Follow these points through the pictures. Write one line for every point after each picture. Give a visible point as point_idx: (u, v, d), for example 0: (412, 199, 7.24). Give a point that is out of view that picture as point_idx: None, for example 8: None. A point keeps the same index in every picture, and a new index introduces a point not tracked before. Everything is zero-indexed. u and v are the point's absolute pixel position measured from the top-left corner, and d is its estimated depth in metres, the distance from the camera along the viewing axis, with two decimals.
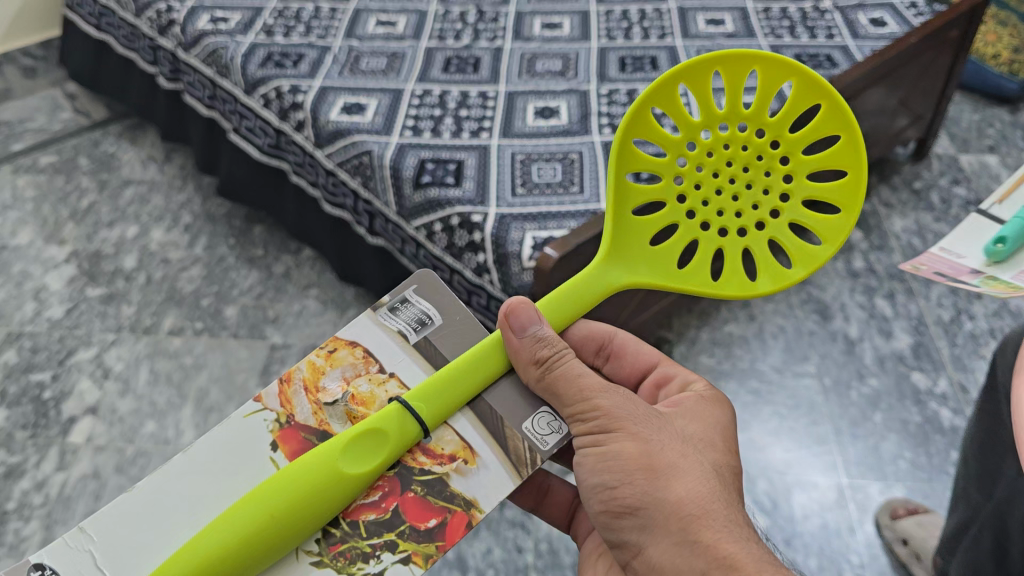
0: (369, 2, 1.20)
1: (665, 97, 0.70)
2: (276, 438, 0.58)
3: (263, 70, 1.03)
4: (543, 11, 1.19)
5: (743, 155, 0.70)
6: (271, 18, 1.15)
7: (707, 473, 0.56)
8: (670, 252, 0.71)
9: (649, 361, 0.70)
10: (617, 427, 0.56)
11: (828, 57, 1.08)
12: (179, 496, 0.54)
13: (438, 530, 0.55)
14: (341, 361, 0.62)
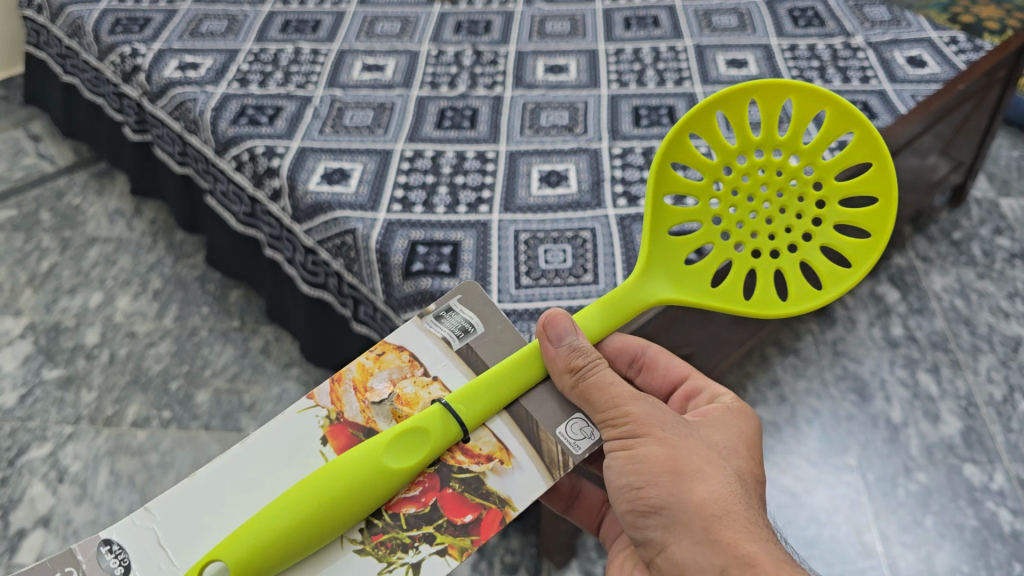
0: (354, 43, 1.09)
1: (703, 121, 0.65)
2: (325, 433, 0.54)
3: (237, 128, 0.92)
4: (547, 53, 1.08)
5: (777, 181, 0.65)
6: (246, 63, 1.04)
7: (733, 481, 0.53)
8: (705, 275, 0.67)
9: (680, 373, 0.65)
10: (643, 430, 0.53)
11: (865, 104, 0.97)
12: (239, 483, 0.51)
13: (473, 525, 0.51)
14: (386, 364, 0.57)
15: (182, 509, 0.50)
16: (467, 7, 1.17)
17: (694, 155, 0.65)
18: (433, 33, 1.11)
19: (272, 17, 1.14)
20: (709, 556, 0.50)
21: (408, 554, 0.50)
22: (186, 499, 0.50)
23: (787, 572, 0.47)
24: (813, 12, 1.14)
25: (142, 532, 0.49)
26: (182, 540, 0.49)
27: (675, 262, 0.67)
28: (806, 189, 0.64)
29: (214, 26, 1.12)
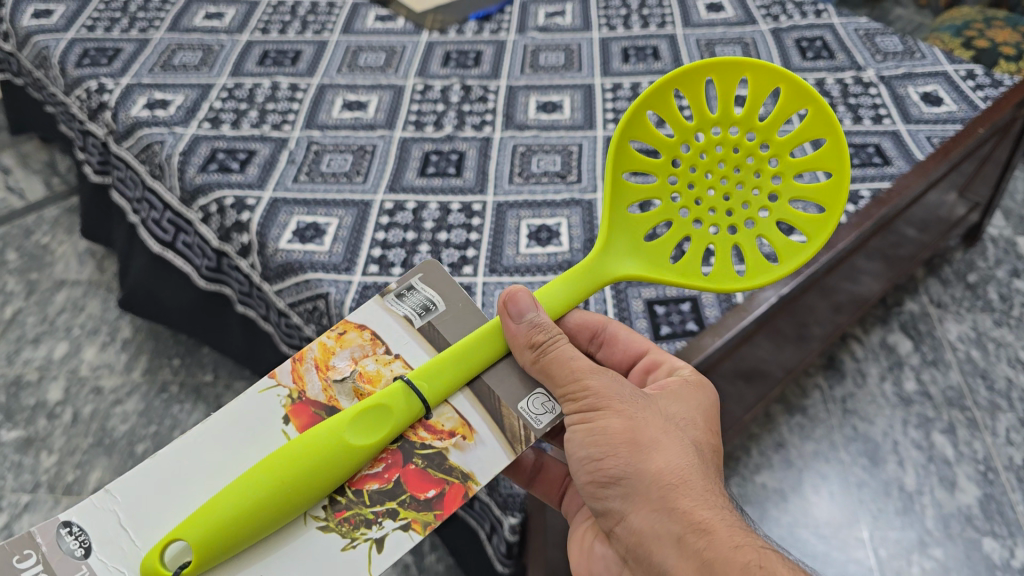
0: (336, 77, 1.03)
1: (660, 100, 0.68)
2: (288, 412, 0.56)
3: (206, 174, 0.87)
4: (540, 89, 1.02)
5: (733, 157, 0.69)
6: (219, 100, 0.98)
7: (688, 452, 0.55)
8: (667, 248, 0.70)
9: (637, 349, 0.67)
10: (603, 404, 0.55)
11: (878, 147, 0.91)
12: (200, 463, 0.53)
13: (435, 499, 0.54)
14: (348, 343, 0.61)
15: (142, 491, 0.52)
16: (455, 36, 1.11)
17: (653, 133, 0.69)
18: (419, 67, 1.05)
19: (250, 47, 1.08)
20: (667, 523, 0.52)
21: (372, 529, 0.52)
22: (145, 480, 0.52)
23: (740, 537, 0.50)
24: (821, 42, 1.08)
25: (103, 514, 0.51)
26: (142, 521, 0.51)
27: (636, 235, 0.70)
28: (760, 165, 0.68)
29: (187, 57, 1.06)
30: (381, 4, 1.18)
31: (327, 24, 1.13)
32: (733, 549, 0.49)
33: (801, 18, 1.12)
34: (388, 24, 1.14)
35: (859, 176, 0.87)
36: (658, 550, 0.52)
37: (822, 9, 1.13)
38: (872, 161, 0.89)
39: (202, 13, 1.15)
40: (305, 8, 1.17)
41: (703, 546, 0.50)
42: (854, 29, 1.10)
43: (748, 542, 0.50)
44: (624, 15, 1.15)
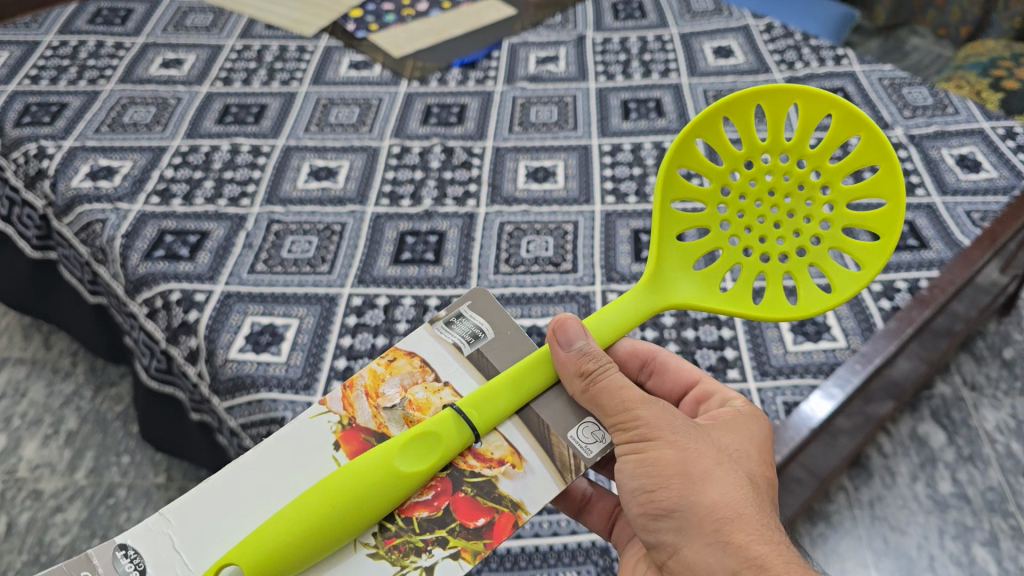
0: (305, 138, 0.92)
1: (706, 125, 0.61)
2: (338, 439, 0.52)
3: (151, 263, 0.77)
4: (530, 151, 0.91)
5: (786, 186, 0.61)
6: (171, 167, 0.87)
7: (746, 485, 0.50)
8: (713, 281, 0.63)
9: (689, 379, 0.63)
10: (654, 431, 0.50)
11: (912, 225, 0.81)
12: (253, 487, 0.49)
13: (485, 527, 0.48)
14: (398, 369, 0.56)
15: (198, 513, 0.48)
16: (437, 87, 1.01)
17: (699, 161, 0.62)
18: (396, 125, 0.94)
19: (210, 100, 0.98)
20: (721, 560, 0.47)
21: (422, 557, 0.47)
22: (202, 503, 0.48)
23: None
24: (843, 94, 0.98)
25: (157, 538, 0.47)
26: (197, 547, 0.47)
27: (680, 270, 0.64)
28: (816, 196, 0.61)
29: (139, 114, 0.95)
30: (356, 49, 1.07)
31: (296, 73, 1.03)
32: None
33: (818, 65, 1.02)
34: (363, 71, 1.03)
35: (892, 262, 0.76)
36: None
37: (842, 54, 1.04)
38: (906, 243, 0.79)
39: (158, 60, 1.04)
40: (272, 54, 1.06)
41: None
42: (877, 78, 1.00)
43: None
44: (623, 61, 1.05)
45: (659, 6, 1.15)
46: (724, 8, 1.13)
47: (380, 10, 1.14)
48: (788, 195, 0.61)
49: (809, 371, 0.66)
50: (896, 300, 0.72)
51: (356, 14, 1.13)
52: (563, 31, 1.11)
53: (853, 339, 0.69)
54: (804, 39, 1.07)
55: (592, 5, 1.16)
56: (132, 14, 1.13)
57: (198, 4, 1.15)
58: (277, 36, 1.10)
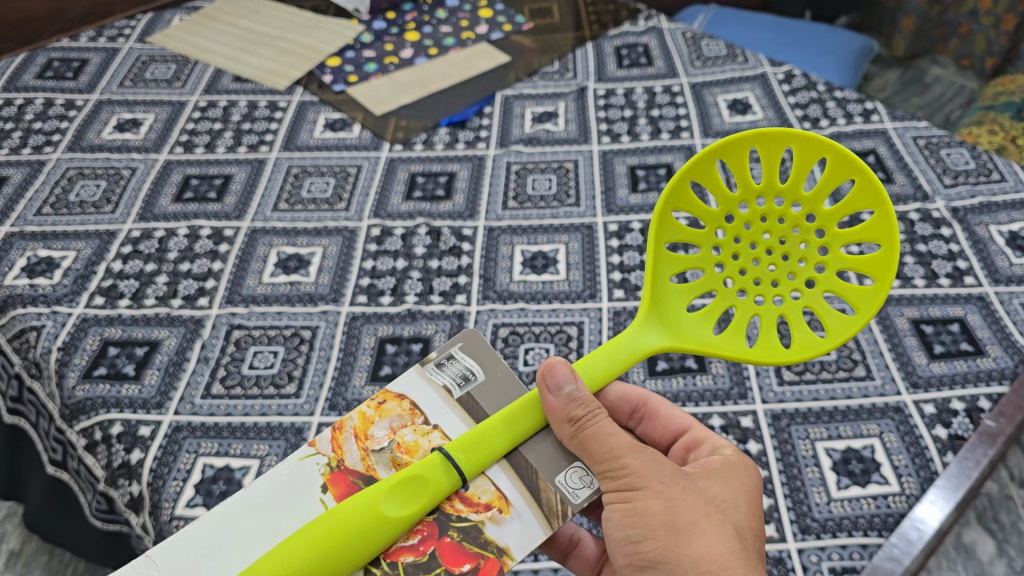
0: (274, 219, 0.82)
1: (700, 170, 0.64)
2: (326, 481, 0.54)
3: (90, 384, 0.66)
4: (527, 232, 0.81)
5: (779, 229, 0.64)
6: (120, 258, 0.77)
7: (732, 537, 0.51)
8: (710, 321, 0.65)
9: (678, 426, 0.61)
10: (641, 481, 0.51)
11: (963, 323, 0.72)
12: (240, 530, 0.51)
13: (470, 573, 0.49)
14: (387, 413, 0.58)
15: (184, 553, 0.50)
16: (422, 151, 0.91)
17: (693, 203, 0.65)
18: (376, 201, 0.84)
19: (168, 171, 0.87)
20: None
21: None
22: (187, 542, 0.50)
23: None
24: (874, 158, 0.89)
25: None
26: None
27: (678, 309, 0.65)
28: (809, 238, 0.63)
29: (87, 190, 0.84)
30: (332, 106, 0.97)
31: (266, 135, 0.93)
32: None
33: (845, 123, 0.93)
34: (340, 133, 0.93)
35: (946, 373, 0.68)
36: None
37: (870, 109, 0.95)
38: (959, 348, 0.70)
39: (113, 121, 0.94)
40: (239, 112, 0.96)
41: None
42: (911, 137, 0.91)
43: None
44: (628, 117, 0.95)
45: (666, 52, 1.05)
46: (738, 53, 1.03)
47: (360, 58, 1.04)
48: (781, 239, 0.64)
49: (860, 526, 0.58)
50: (953, 426, 0.64)
51: (334, 62, 1.03)
52: (561, 81, 1.01)
53: (908, 484, 0.60)
54: (828, 91, 0.97)
55: (593, 50, 1.06)
56: (86, 65, 1.02)
57: (161, 52, 1.05)
58: (246, 91, 0.99)
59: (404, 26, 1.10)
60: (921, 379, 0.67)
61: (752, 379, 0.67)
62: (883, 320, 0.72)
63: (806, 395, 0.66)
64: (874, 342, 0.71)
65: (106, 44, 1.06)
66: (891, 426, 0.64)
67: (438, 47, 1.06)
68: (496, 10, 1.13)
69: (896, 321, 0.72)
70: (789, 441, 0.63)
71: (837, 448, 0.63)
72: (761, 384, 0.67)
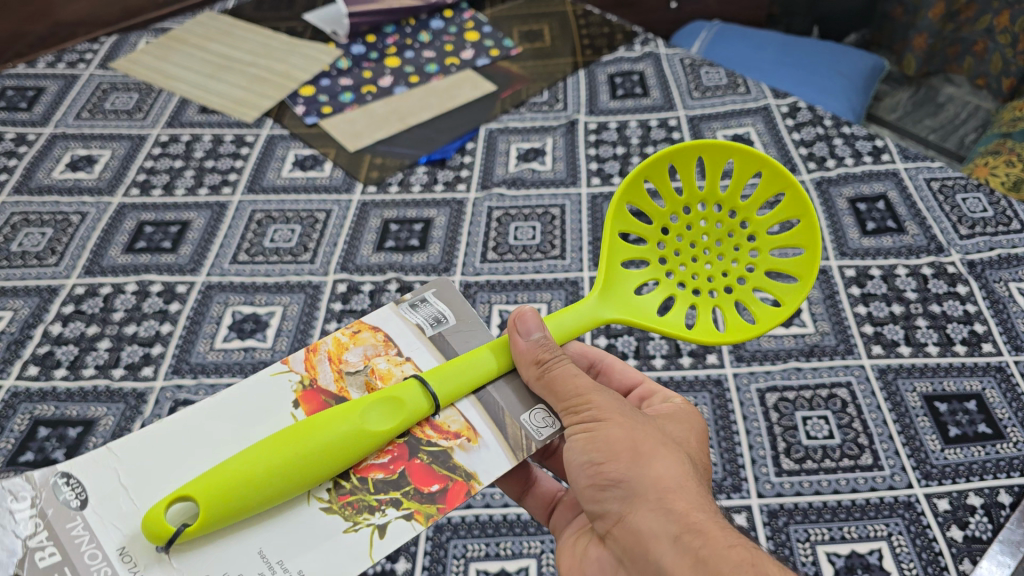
0: (233, 275, 0.76)
1: (653, 166, 0.61)
2: (298, 397, 0.53)
3: (14, 472, 0.60)
4: (506, 289, 0.74)
5: (721, 233, 0.61)
6: (61, 324, 0.71)
7: (690, 465, 0.49)
8: (645, 312, 0.61)
9: (635, 377, 0.62)
10: (603, 412, 0.50)
11: (979, 400, 0.64)
12: (206, 434, 0.50)
13: (439, 493, 0.49)
14: (361, 341, 0.57)
15: (145, 451, 0.49)
16: (397, 194, 0.84)
17: (643, 199, 0.61)
18: (344, 253, 0.78)
19: (122, 217, 0.81)
20: (661, 525, 0.46)
21: (374, 516, 0.48)
22: (151, 441, 0.50)
23: (733, 538, 0.44)
24: (884, 204, 0.80)
25: (102, 470, 0.48)
26: (142, 481, 0.48)
27: (620, 301, 0.61)
28: (744, 243, 0.60)
29: (31, 239, 0.79)
30: (303, 140, 0.90)
31: (230, 174, 0.86)
32: (725, 547, 0.43)
33: (854, 162, 0.85)
34: (310, 172, 0.86)
35: (962, 463, 0.60)
36: (652, 552, 0.46)
37: (881, 146, 0.87)
38: (976, 431, 0.62)
39: (66, 158, 0.88)
40: (203, 147, 0.90)
41: (698, 544, 0.44)
42: (925, 179, 0.82)
43: (747, 545, 0.43)
44: (620, 155, 0.88)
45: (663, 81, 0.98)
46: (740, 83, 0.96)
47: (336, 86, 0.97)
48: (720, 241, 0.61)
49: None
50: (970, 527, 0.56)
51: (308, 91, 0.96)
52: (551, 113, 0.94)
53: None
54: (836, 126, 0.89)
55: (585, 78, 0.99)
56: (42, 94, 0.96)
57: (124, 79, 0.99)
58: (212, 123, 0.93)
59: (385, 50, 1.03)
60: (933, 469, 0.60)
61: (747, 469, 0.60)
62: (891, 396, 0.64)
63: (806, 488, 0.59)
64: (883, 420, 0.63)
65: (65, 70, 1.00)
66: (901, 527, 0.56)
67: (419, 74, 0.99)
68: (483, 32, 1.06)
69: (906, 399, 0.64)
70: (786, 544, 0.56)
71: (839, 553, 0.56)
72: (758, 475, 0.60)
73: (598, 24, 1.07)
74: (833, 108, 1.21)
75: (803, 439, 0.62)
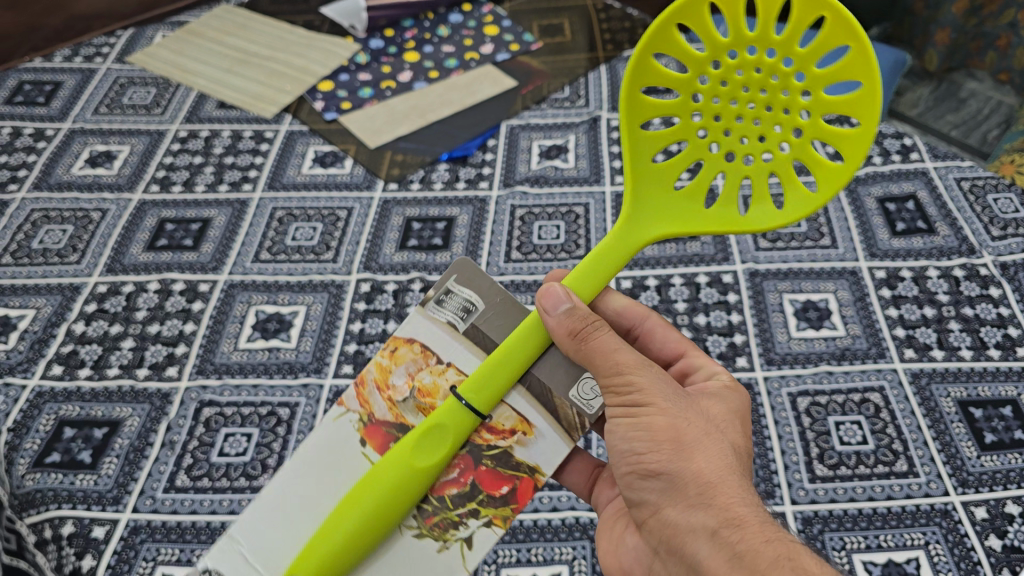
0: (254, 273, 0.75)
1: (693, 8, 0.52)
2: (362, 436, 0.52)
3: (41, 473, 0.60)
4: (531, 289, 0.73)
5: (764, 87, 0.52)
6: (82, 323, 0.70)
7: (732, 455, 0.46)
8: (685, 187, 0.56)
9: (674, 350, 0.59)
10: (646, 393, 0.47)
11: (1015, 406, 0.63)
12: (307, 492, 0.50)
13: (510, 494, 0.50)
14: (401, 359, 0.54)
15: (261, 524, 0.49)
16: (419, 191, 0.83)
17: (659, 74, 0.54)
18: (367, 251, 0.77)
19: (142, 213, 0.81)
20: (699, 520, 0.43)
21: (460, 530, 0.49)
22: (262, 512, 0.49)
23: (776, 533, 0.41)
24: (913, 205, 0.79)
25: (229, 555, 0.49)
26: (268, 556, 0.48)
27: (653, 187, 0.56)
28: (789, 94, 0.51)
29: (52, 236, 0.78)
30: (323, 136, 0.89)
31: (250, 171, 0.86)
32: (765, 544, 0.40)
33: (882, 162, 0.84)
34: (331, 169, 0.85)
35: (998, 470, 0.59)
36: (687, 547, 0.43)
37: (910, 144, 0.85)
38: (1013, 438, 0.61)
39: (85, 154, 0.87)
40: (223, 143, 0.89)
41: (736, 541, 0.41)
42: (955, 179, 0.81)
43: (788, 543, 0.40)
44: None
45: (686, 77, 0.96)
46: None
47: (355, 81, 0.96)
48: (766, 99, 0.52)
49: None
50: (1009, 536, 0.55)
51: (326, 87, 0.95)
52: (572, 109, 0.93)
53: None
54: None
55: (607, 73, 0.98)
56: (59, 89, 0.96)
57: (142, 74, 0.98)
58: (230, 119, 0.92)
59: (403, 45, 1.02)
60: (970, 476, 0.59)
61: (780, 475, 0.60)
62: (925, 401, 0.64)
63: (841, 495, 0.58)
64: (917, 427, 0.62)
65: (83, 65, 0.99)
66: (937, 535, 0.56)
67: (439, 69, 0.98)
68: (502, 27, 1.05)
69: (940, 404, 0.63)
70: (821, 552, 0.56)
71: (875, 562, 0.55)
72: (791, 481, 0.59)
73: (618, 18, 1.06)
74: None
75: (837, 445, 0.61)
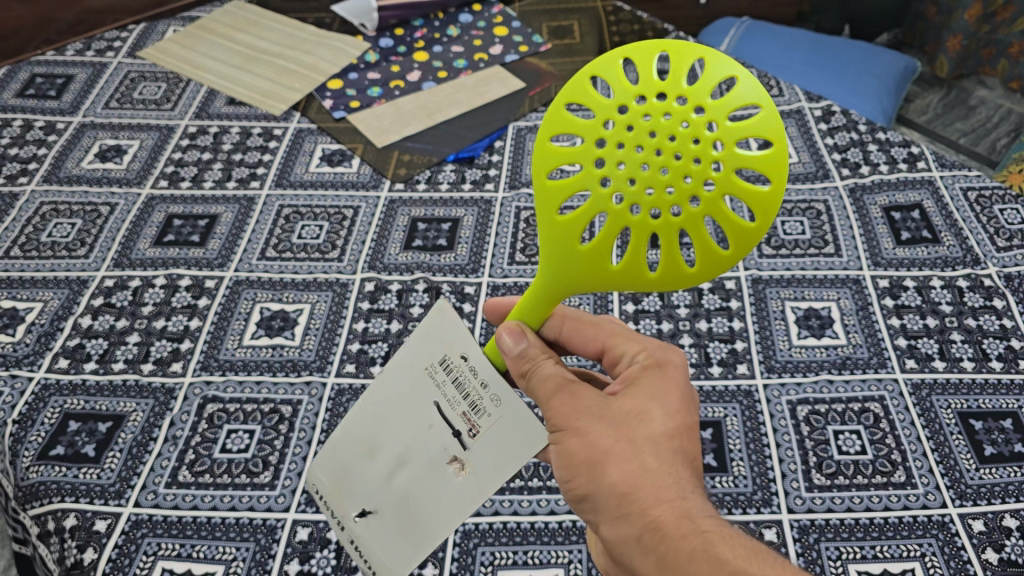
0: (262, 271, 0.76)
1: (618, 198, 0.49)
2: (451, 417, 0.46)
3: (45, 466, 0.61)
4: None
5: (691, 152, 0.42)
6: (88, 317, 0.71)
7: (648, 451, 0.44)
8: (555, 202, 0.46)
9: (594, 351, 0.52)
10: (562, 422, 0.45)
11: (1016, 420, 0.63)
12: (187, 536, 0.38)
13: None
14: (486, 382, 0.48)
15: (425, 480, 0.47)
16: (426, 192, 0.83)
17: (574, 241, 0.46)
18: (372, 251, 0.77)
19: (151, 208, 0.81)
20: (629, 535, 0.43)
21: None
22: (430, 466, 0.46)
23: (693, 530, 0.42)
24: (919, 214, 0.79)
25: (370, 538, 0.49)
26: (353, 490, 0.50)
27: (541, 208, 0.47)
28: (705, 155, 0.42)
29: (61, 230, 0.79)
30: (331, 135, 0.90)
31: (259, 168, 0.86)
32: (681, 553, 0.41)
33: (888, 170, 0.84)
34: (338, 167, 0.86)
35: (997, 483, 0.59)
36: (628, 555, 0.44)
37: (917, 153, 0.85)
38: (1013, 451, 0.61)
39: (94, 148, 0.88)
40: (231, 139, 0.89)
41: (660, 549, 0.42)
42: (962, 189, 0.81)
43: (706, 538, 0.41)
44: None
45: None
46: (772, 85, 0.95)
47: (364, 80, 0.96)
48: (672, 151, 0.43)
49: None
50: (1006, 550, 0.56)
51: (336, 85, 0.95)
52: None
53: None
54: (871, 131, 0.88)
55: None
56: (71, 82, 0.96)
57: (152, 69, 0.98)
58: (240, 115, 0.92)
59: (413, 44, 1.02)
60: (967, 489, 0.59)
61: (778, 483, 0.60)
62: (925, 413, 0.64)
63: (838, 505, 0.58)
64: (916, 438, 0.62)
65: (94, 58, 1.00)
66: (934, 547, 0.56)
67: (448, 69, 0.98)
68: (512, 27, 1.05)
69: (940, 416, 0.64)
70: (817, 561, 0.56)
71: (870, 572, 0.55)
72: (788, 489, 0.59)
73: (628, 21, 1.07)
74: (863, 111, 1.20)
75: (835, 454, 0.61)
